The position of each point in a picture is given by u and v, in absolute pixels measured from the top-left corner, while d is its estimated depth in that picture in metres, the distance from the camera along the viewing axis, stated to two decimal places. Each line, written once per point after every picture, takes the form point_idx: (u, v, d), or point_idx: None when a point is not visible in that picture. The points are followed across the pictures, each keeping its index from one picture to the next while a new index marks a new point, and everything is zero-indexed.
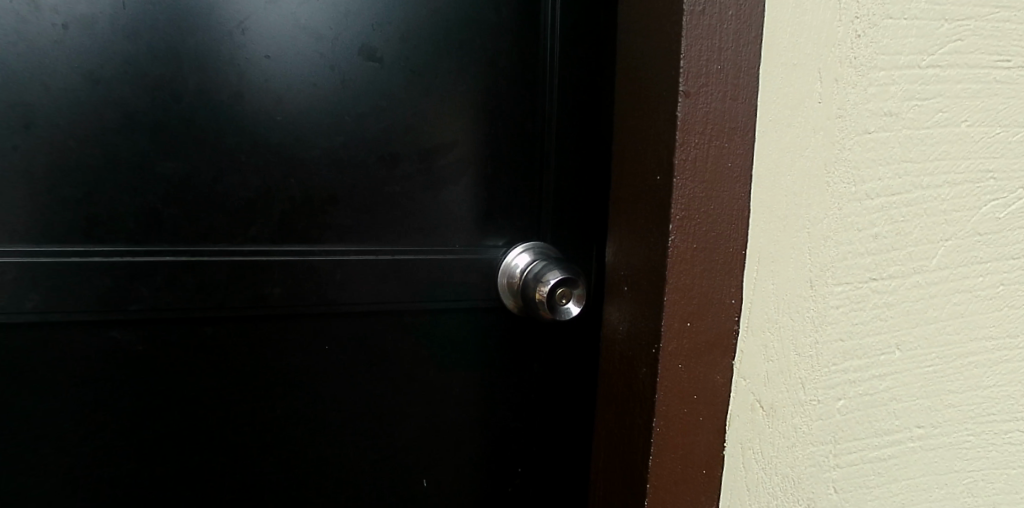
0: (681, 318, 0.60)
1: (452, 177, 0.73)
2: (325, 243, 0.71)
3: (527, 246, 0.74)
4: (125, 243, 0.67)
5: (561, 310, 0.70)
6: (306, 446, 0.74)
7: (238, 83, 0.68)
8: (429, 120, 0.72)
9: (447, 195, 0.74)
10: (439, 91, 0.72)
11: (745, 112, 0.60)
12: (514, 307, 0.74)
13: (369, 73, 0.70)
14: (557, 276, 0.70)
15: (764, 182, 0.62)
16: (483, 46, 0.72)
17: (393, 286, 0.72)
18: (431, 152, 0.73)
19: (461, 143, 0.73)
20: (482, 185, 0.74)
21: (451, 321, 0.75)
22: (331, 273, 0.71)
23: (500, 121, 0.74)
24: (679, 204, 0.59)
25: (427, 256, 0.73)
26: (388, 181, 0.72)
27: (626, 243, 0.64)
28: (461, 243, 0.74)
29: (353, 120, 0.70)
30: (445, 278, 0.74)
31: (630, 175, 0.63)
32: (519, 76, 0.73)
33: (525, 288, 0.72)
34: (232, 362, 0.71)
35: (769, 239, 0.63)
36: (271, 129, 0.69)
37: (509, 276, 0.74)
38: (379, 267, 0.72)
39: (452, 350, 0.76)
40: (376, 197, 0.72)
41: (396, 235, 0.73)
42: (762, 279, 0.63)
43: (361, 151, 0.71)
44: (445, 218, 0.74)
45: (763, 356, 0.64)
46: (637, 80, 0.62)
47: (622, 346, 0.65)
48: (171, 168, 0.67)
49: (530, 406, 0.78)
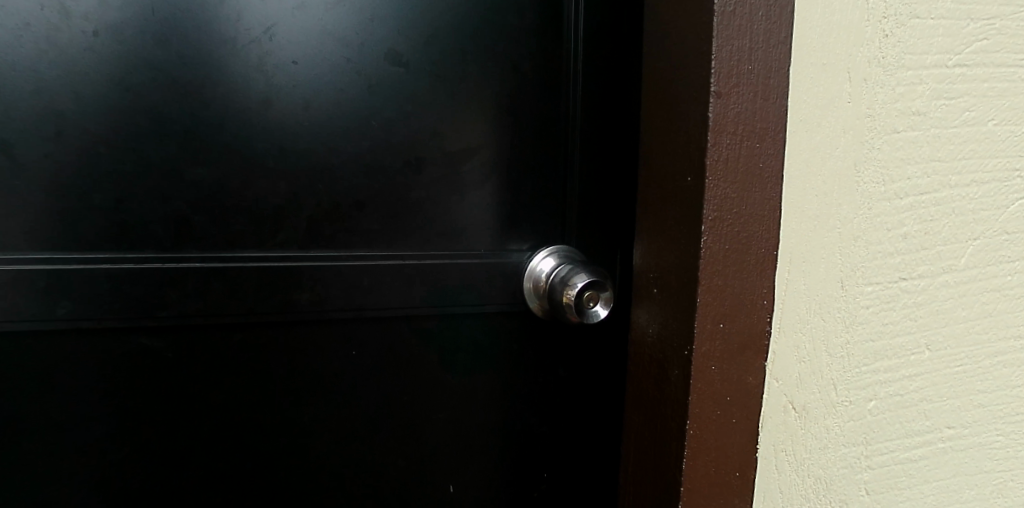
0: (714, 320, 0.60)
1: (477, 181, 0.73)
2: (352, 248, 0.71)
3: (552, 250, 0.74)
4: (154, 250, 0.67)
5: (589, 314, 0.70)
6: (334, 453, 0.74)
7: (266, 89, 0.68)
8: (454, 124, 0.72)
9: (473, 199, 0.74)
10: (465, 95, 0.72)
11: (776, 112, 0.60)
12: (540, 311, 0.74)
13: (395, 78, 0.70)
14: (584, 279, 0.70)
15: (795, 182, 0.61)
16: (508, 50, 0.73)
17: (420, 291, 0.72)
18: (457, 156, 0.73)
19: (486, 148, 0.73)
20: (508, 189, 0.74)
21: (477, 325, 0.75)
22: (358, 278, 0.71)
23: (525, 125, 0.74)
24: (711, 204, 0.58)
25: (453, 260, 0.73)
26: (414, 185, 0.72)
27: (655, 245, 0.63)
28: (486, 247, 0.74)
29: (380, 125, 0.71)
30: (471, 282, 0.73)
31: (659, 177, 0.63)
32: (544, 80, 0.74)
33: (551, 292, 0.72)
34: (259, 369, 0.71)
35: (801, 239, 0.62)
36: (298, 135, 0.69)
37: (535, 280, 0.73)
38: (405, 272, 0.72)
39: (478, 354, 0.76)
40: (402, 203, 0.72)
41: (422, 240, 0.73)
42: (794, 280, 0.62)
43: (387, 156, 0.71)
44: (470, 222, 0.74)
45: (796, 358, 0.64)
46: (666, 82, 0.62)
47: (652, 349, 0.65)
48: (199, 174, 0.67)
49: (556, 410, 0.78)
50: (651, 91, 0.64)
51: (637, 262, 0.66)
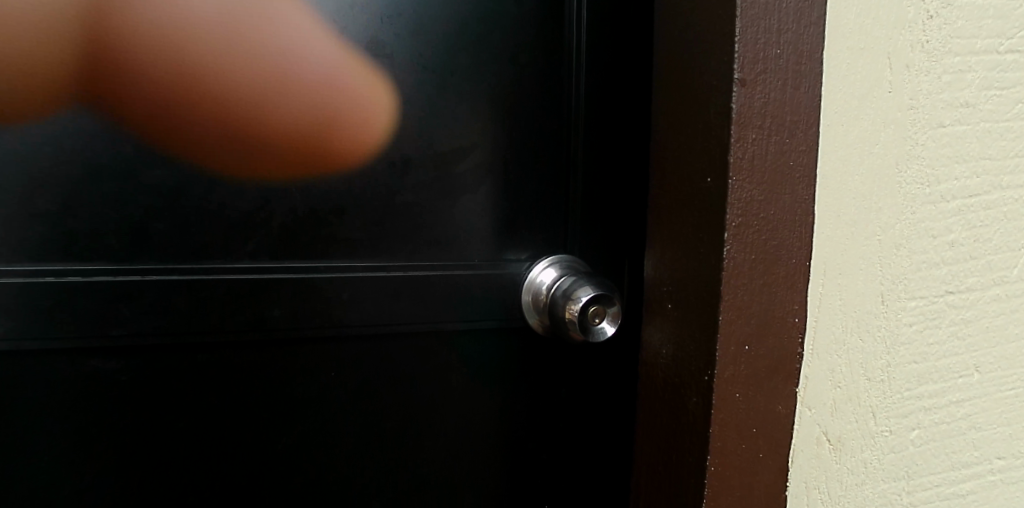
0: (738, 341, 0.52)
1: (470, 184, 0.66)
2: (330, 257, 0.64)
3: (553, 260, 0.67)
4: (108, 261, 0.60)
5: (594, 331, 0.63)
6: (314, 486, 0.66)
7: (232, 82, 0.61)
8: (444, 122, 0.65)
9: (466, 204, 0.66)
10: (455, 89, 0.65)
11: (808, 103, 0.52)
12: (540, 328, 0.67)
13: (377, 69, 0.63)
14: (589, 293, 0.62)
15: (830, 183, 0.53)
16: (502, 38, 0.65)
17: (405, 306, 0.65)
18: (446, 156, 0.65)
19: (479, 147, 0.66)
20: (504, 192, 0.67)
21: (469, 343, 0.68)
22: (337, 292, 0.64)
23: (522, 122, 0.66)
24: (735, 209, 0.50)
25: (443, 271, 0.66)
26: (399, 188, 0.65)
27: (669, 254, 0.56)
28: (481, 256, 0.67)
29: (361, 122, 0.63)
30: (464, 295, 0.66)
31: (673, 177, 0.55)
32: (542, 72, 0.66)
33: (553, 306, 0.64)
34: (227, 393, 0.64)
35: (836, 248, 0.54)
36: (270, 135, 0.62)
37: (534, 293, 0.66)
38: (390, 284, 0.64)
39: (471, 375, 0.68)
40: (384, 208, 0.65)
41: (409, 249, 0.66)
42: (828, 295, 0.55)
43: (369, 155, 0.64)
44: (462, 229, 0.67)
45: (830, 383, 0.56)
46: (680, 69, 0.54)
47: (667, 372, 0.57)
48: (159, 176, 0.60)
49: (559, 436, 0.70)
50: (662, 81, 0.56)
51: (648, 274, 0.59)
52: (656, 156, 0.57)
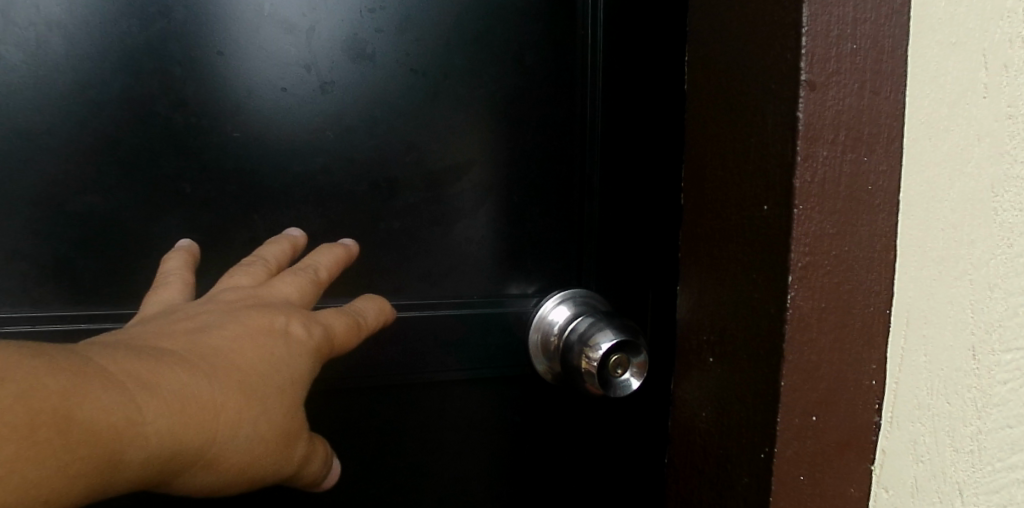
0: (805, 411, 0.41)
1: (469, 207, 0.55)
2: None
3: (568, 295, 0.55)
4: (23, 306, 0.49)
5: (614, 386, 0.50)
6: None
7: (175, 87, 0.50)
8: (437, 135, 0.54)
9: (462, 231, 0.55)
10: (450, 96, 0.54)
11: (888, 111, 0.41)
12: (549, 376, 0.55)
13: (357, 71, 0.52)
14: (611, 339, 0.49)
15: (915, 211, 0.43)
16: (505, 35, 0.54)
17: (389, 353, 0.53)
18: (439, 175, 0.54)
19: (478, 163, 0.55)
20: (507, 217, 0.56)
21: (465, 396, 0.56)
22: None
23: (528, 134, 0.56)
24: (802, 245, 0.39)
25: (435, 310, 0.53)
26: (381, 216, 0.54)
27: (712, 296, 0.45)
28: (478, 291, 0.56)
29: (338, 136, 0.52)
30: (460, 340, 0.54)
31: (716, 201, 0.44)
32: (553, 74, 0.55)
33: (565, 353, 0.52)
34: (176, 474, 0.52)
35: (922, 292, 0.44)
36: (228, 151, 0.51)
37: (544, 334, 0.54)
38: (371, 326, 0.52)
39: (468, 434, 0.57)
40: (366, 238, 0.54)
41: (395, 286, 0.54)
42: (912, 350, 0.44)
43: (350, 176, 0.53)
44: (457, 261, 0.56)
45: (911, 458, 0.45)
46: (724, 68, 0.43)
47: (706, 440, 0.46)
48: (88, 203, 0.49)
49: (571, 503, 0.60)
50: (702, 84, 0.45)
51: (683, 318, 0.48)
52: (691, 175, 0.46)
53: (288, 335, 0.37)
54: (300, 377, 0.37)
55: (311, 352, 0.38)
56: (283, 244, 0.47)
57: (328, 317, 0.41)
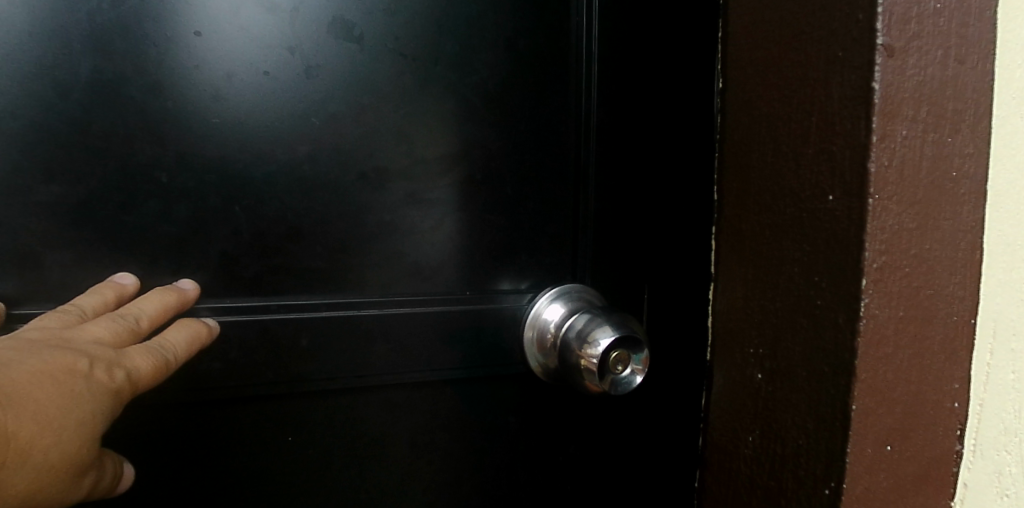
0: (878, 438, 0.35)
1: (479, 194, 0.46)
2: (276, 295, 0.43)
3: (566, 287, 0.47)
4: None
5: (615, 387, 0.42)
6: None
7: (139, 51, 0.40)
8: (444, 111, 0.45)
9: (470, 219, 0.46)
10: (459, 63, 0.45)
11: (976, 84, 0.35)
12: (542, 375, 0.47)
13: (355, 27, 0.43)
14: (611, 335, 0.42)
15: (1007, 203, 0.36)
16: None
17: (383, 355, 0.44)
18: (443, 158, 0.45)
19: (497, 139, 0.46)
20: (523, 203, 0.46)
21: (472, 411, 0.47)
22: (293, 341, 0.43)
23: (551, 108, 0.46)
24: (878, 241, 0.33)
25: (430, 309, 0.45)
26: (375, 201, 0.44)
27: (760, 303, 0.39)
28: (476, 287, 0.46)
29: (330, 106, 0.43)
30: (467, 340, 0.46)
31: (769, 192, 0.38)
32: (580, 25, 0.45)
33: (563, 351, 0.44)
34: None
35: (1011, 298, 0.37)
36: (198, 140, 0.41)
37: (540, 331, 0.46)
38: (359, 330, 0.44)
39: (465, 452, 0.48)
40: (360, 227, 0.44)
41: (389, 282, 0.45)
42: (997, 366, 0.37)
43: (341, 151, 0.43)
44: (463, 256, 0.46)
45: (994, 492, 0.38)
46: (778, 33, 0.37)
47: (751, 469, 0.40)
48: (55, 193, 0.40)
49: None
50: (746, 56, 0.39)
51: (722, 327, 0.42)
52: (733, 162, 0.40)
53: (90, 379, 0.34)
54: (92, 419, 0.33)
55: (112, 399, 0.35)
56: (106, 292, 0.39)
57: (135, 356, 0.36)
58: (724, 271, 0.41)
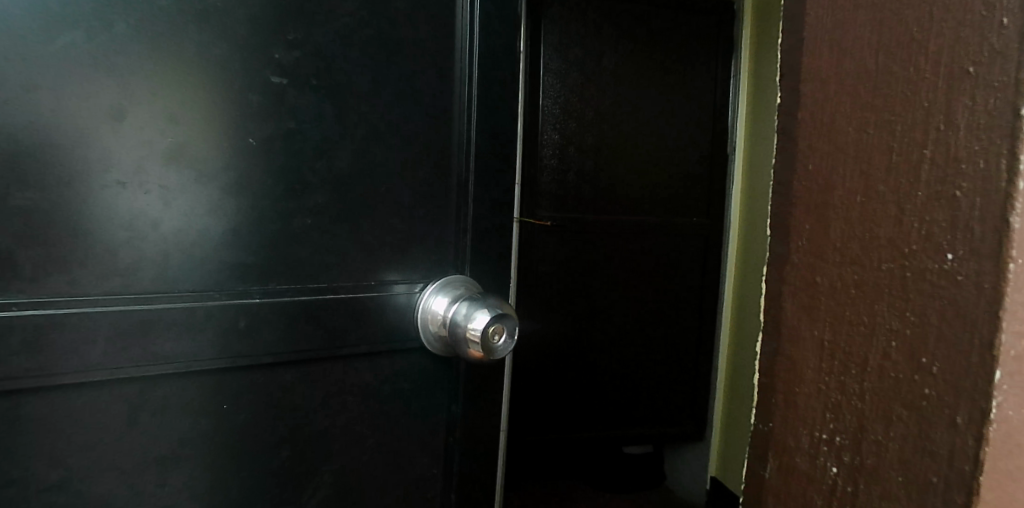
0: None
1: (396, 196, 0.66)
2: (224, 284, 0.59)
3: (446, 282, 0.68)
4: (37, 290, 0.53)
5: (494, 351, 0.63)
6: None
7: (179, 101, 0.56)
8: (380, 137, 0.64)
9: (392, 213, 0.66)
10: (388, 104, 0.64)
11: None
12: (438, 350, 0.68)
13: (282, 81, 0.60)
14: (484, 315, 0.63)
15: None
16: (439, 67, 0.67)
17: (308, 329, 0.62)
18: (349, 176, 0.63)
19: (413, 160, 0.66)
20: (428, 205, 0.68)
21: (403, 361, 0.69)
22: (283, 297, 0.61)
23: (445, 144, 0.68)
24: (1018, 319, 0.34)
25: (338, 290, 0.64)
26: (299, 211, 0.61)
27: (873, 364, 0.39)
28: (375, 276, 0.65)
29: (253, 145, 0.59)
30: (374, 319, 0.66)
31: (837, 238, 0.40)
32: (468, 98, 0.68)
33: (453, 330, 0.65)
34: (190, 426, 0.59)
35: None
36: (215, 163, 0.58)
37: (431, 316, 0.67)
38: (286, 310, 0.61)
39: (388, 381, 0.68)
40: (255, 213, 0.60)
41: (310, 273, 0.62)
42: None
43: (289, 173, 0.60)
44: (382, 246, 0.66)
45: None
46: (865, 66, 0.39)
47: None
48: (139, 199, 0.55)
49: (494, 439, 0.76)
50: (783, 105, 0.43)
51: (762, 397, 0.45)
52: (808, 200, 0.41)
53: None
54: None
55: None
56: None
57: None
58: (798, 340, 0.43)
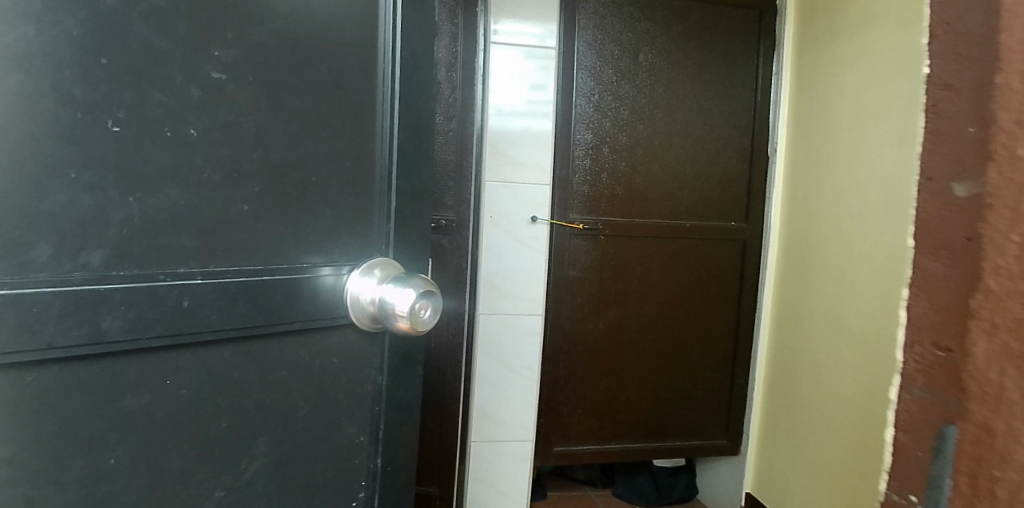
0: None
1: (328, 180, 0.68)
2: (166, 265, 0.59)
3: (372, 261, 0.70)
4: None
5: (423, 325, 0.69)
6: (217, 495, 0.63)
7: (132, 101, 0.57)
8: (316, 123, 0.66)
9: (323, 195, 0.67)
10: (318, 89, 0.66)
11: None
12: (365, 328, 0.71)
13: (222, 77, 0.61)
14: (416, 289, 0.68)
15: None
16: (364, 59, 0.70)
17: (243, 308, 0.63)
18: (284, 163, 0.64)
19: (347, 149, 0.69)
20: (358, 188, 0.70)
21: (331, 339, 0.69)
22: (222, 285, 0.61)
23: (376, 131, 0.71)
24: None
25: (272, 273, 0.64)
26: (232, 201, 0.62)
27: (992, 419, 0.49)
28: (305, 259, 0.67)
29: (195, 134, 0.60)
30: (309, 297, 0.67)
31: (949, 238, 0.52)
32: (392, 90, 0.72)
33: (382, 309, 0.69)
34: (134, 401, 0.58)
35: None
36: (164, 155, 0.58)
37: (355, 296, 0.69)
38: (228, 291, 0.62)
39: (319, 363, 0.69)
40: (194, 203, 0.60)
41: (241, 254, 0.63)
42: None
43: (226, 165, 0.61)
44: (314, 229, 0.67)
45: None
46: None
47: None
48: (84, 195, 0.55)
49: (413, 410, 0.78)
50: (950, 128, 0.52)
51: (928, 427, 0.53)
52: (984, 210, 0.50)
53: None
54: None
55: None
56: None
57: None
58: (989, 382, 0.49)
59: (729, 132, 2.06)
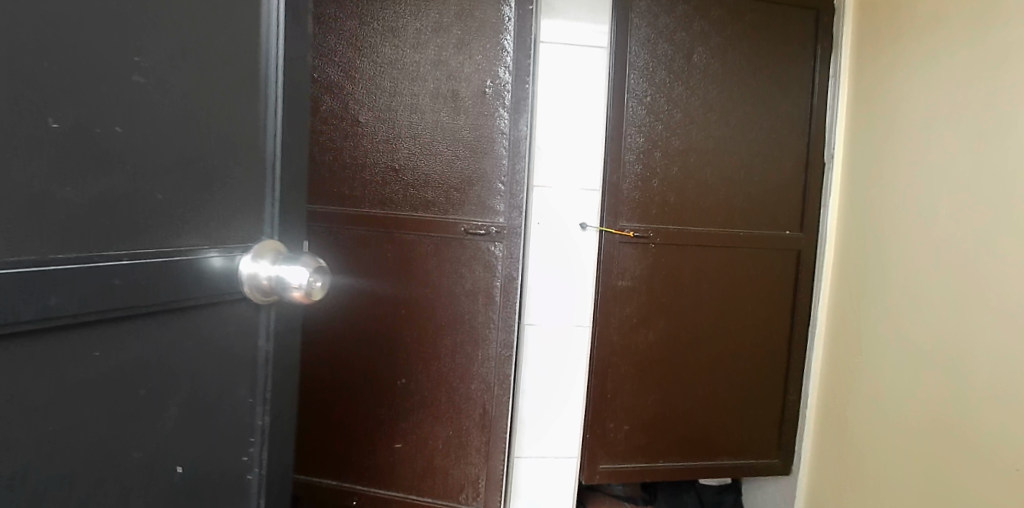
0: None
1: (231, 176, 0.97)
2: (94, 248, 0.87)
3: (259, 245, 0.99)
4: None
5: (313, 294, 1.00)
6: (136, 454, 0.92)
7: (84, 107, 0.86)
8: (235, 133, 0.97)
9: (229, 187, 0.97)
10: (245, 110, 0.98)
11: None
12: (261, 299, 0.99)
13: (143, 80, 0.90)
14: (303, 268, 0.99)
15: None
16: (256, 80, 0.99)
17: (166, 282, 0.91)
18: (202, 164, 0.95)
19: (253, 150, 0.99)
20: (256, 183, 1.00)
21: (227, 310, 0.98)
22: (143, 262, 0.89)
23: (277, 136, 1.02)
24: None
25: (179, 254, 0.93)
26: (152, 188, 0.91)
27: None
28: (193, 245, 0.94)
29: (121, 131, 0.88)
30: (211, 274, 0.95)
31: None
32: (275, 99, 1.01)
33: (276, 282, 0.99)
34: (73, 370, 0.86)
35: None
36: (109, 152, 0.88)
37: (253, 276, 0.98)
38: (149, 268, 0.90)
39: (231, 335, 0.99)
40: (130, 188, 0.89)
41: (150, 238, 0.91)
42: None
43: (151, 157, 0.91)
44: (220, 215, 0.97)
45: None
46: None
47: None
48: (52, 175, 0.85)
49: (293, 368, 1.08)
50: None
51: None
52: None
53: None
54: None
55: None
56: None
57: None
58: None
59: (784, 138, 1.97)
